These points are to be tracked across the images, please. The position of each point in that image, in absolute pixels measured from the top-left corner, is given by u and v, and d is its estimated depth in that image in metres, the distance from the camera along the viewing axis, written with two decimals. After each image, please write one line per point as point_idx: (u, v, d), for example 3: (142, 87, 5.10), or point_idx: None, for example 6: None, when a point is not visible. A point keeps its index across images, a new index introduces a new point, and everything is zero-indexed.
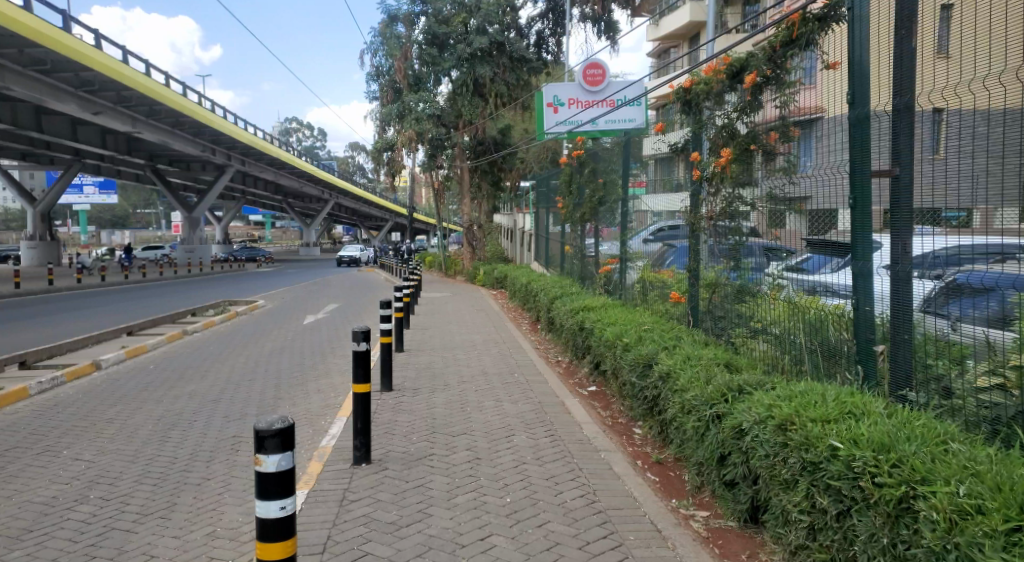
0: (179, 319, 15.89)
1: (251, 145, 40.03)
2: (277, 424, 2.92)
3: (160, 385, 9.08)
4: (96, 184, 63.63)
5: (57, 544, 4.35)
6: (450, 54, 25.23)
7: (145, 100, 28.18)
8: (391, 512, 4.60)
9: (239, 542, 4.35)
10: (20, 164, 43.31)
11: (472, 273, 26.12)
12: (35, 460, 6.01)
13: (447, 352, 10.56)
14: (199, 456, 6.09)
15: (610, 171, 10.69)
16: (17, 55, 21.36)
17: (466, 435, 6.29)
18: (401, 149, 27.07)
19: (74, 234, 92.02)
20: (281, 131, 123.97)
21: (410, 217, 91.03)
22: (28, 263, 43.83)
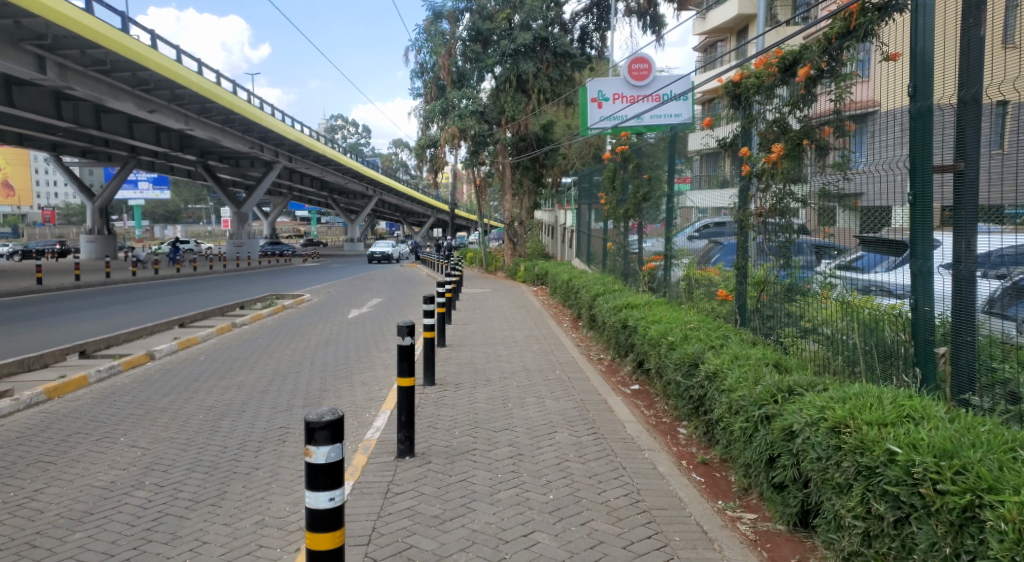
0: (228, 311, 16.28)
1: (298, 142, 40.78)
2: (328, 416, 2.97)
3: (211, 376, 9.32)
4: (150, 180, 65.65)
5: (115, 527, 4.51)
6: (494, 50, 25.32)
7: (197, 99, 28.94)
8: (434, 506, 4.63)
9: (287, 531, 4.44)
10: (80, 160, 44.97)
11: (512, 269, 26.15)
12: (95, 445, 6.24)
13: (489, 348, 10.58)
14: (249, 445, 6.24)
15: (655, 167, 10.54)
16: (78, 55, 22.15)
17: (509, 431, 6.28)
18: (444, 146, 27.22)
19: (129, 229, 95.25)
20: (328, 128, 126.12)
21: (451, 213, 91.44)
22: (87, 256, 45.48)
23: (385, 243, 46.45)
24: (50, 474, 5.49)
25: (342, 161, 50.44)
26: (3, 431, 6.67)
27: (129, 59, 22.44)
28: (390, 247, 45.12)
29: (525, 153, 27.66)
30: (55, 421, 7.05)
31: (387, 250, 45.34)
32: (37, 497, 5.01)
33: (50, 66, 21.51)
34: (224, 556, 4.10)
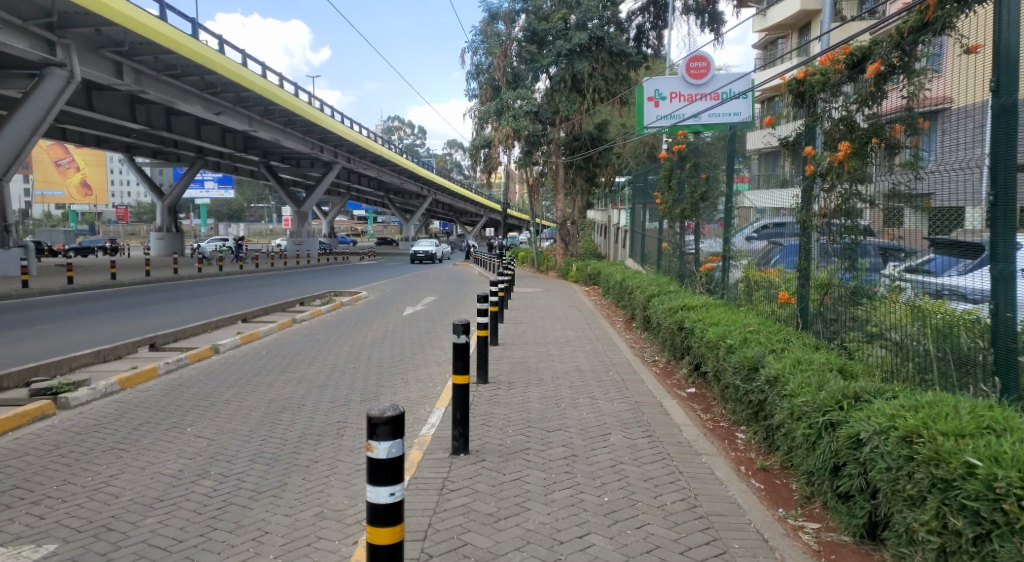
0: (288, 307, 16.71)
1: (356, 143, 41.58)
2: (389, 412, 3.02)
3: (272, 370, 9.59)
4: (215, 180, 67.87)
5: (184, 514, 4.68)
6: (550, 50, 25.31)
7: (261, 101, 29.82)
8: (490, 504, 4.66)
9: (345, 524, 4.53)
10: (150, 160, 46.86)
11: (564, 269, 26.04)
12: (163, 435, 6.49)
13: (541, 347, 10.58)
14: (308, 438, 6.40)
15: (713, 166, 10.35)
16: (152, 61, 23.09)
17: (562, 431, 6.27)
18: (497, 146, 27.30)
19: (194, 227, 98.73)
20: (385, 129, 128.23)
21: (503, 213, 91.64)
22: (157, 252, 47.35)
23: (428, 242, 45.42)
24: (124, 461, 5.74)
25: (397, 162, 51.21)
26: (81, 419, 7.01)
27: (198, 64, 23.25)
28: (432, 246, 44.09)
29: (579, 152, 27.42)
30: (127, 410, 7.37)
31: (432, 249, 44.65)
32: (112, 482, 5.25)
33: (126, 71, 22.49)
34: (286, 546, 4.21)
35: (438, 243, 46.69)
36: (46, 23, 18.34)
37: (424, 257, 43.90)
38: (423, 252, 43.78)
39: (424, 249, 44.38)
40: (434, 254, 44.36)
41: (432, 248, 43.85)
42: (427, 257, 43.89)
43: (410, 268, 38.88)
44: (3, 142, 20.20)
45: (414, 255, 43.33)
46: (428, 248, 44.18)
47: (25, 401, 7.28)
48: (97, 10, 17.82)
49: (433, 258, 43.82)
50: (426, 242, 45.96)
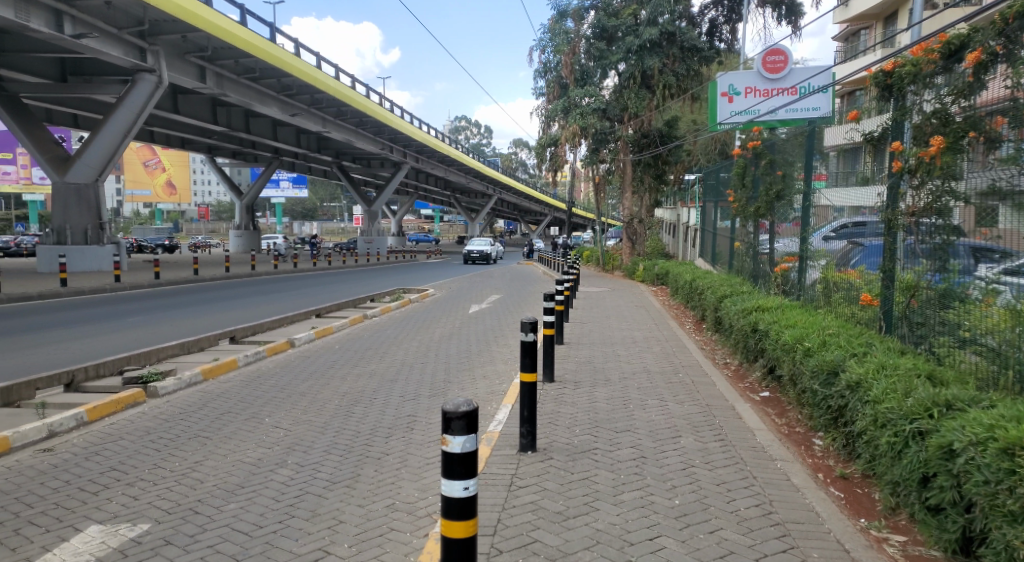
0: (359, 303, 17.12)
1: (425, 143, 42.23)
2: (463, 407, 3.09)
3: (344, 364, 9.85)
4: (290, 180, 70.22)
5: (264, 501, 4.86)
6: (619, 47, 25.11)
7: (334, 102, 30.69)
8: (558, 502, 4.65)
9: (416, 516, 4.61)
10: (230, 160, 48.81)
11: (630, 269, 25.72)
12: (244, 424, 6.76)
13: (608, 347, 10.50)
14: (379, 431, 6.55)
15: (790, 163, 10.01)
16: (233, 64, 24.11)
17: (630, 432, 6.21)
18: (564, 144, 27.18)
19: (269, 224, 102.26)
20: (453, 129, 129.90)
21: (569, 211, 91.34)
22: (236, 249, 49.28)
23: (481, 241, 43.09)
24: (208, 448, 6.01)
25: (465, 161, 51.71)
26: (169, 406, 7.38)
27: (277, 67, 24.09)
28: (487, 245, 41.69)
29: (647, 150, 26.50)
30: (211, 399, 7.72)
31: (487, 249, 42.12)
32: (198, 468, 5.50)
33: (209, 75, 23.48)
34: (360, 536, 4.32)
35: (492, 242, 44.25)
36: (138, 32, 19.40)
37: (478, 257, 41.51)
38: (478, 252, 41.44)
39: (478, 248, 42.00)
40: (489, 254, 41.99)
41: (488, 248, 41.53)
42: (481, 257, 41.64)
43: (475, 266, 39.07)
44: (98, 145, 21.49)
45: (467, 255, 41.16)
46: (482, 248, 41.85)
47: (120, 388, 7.71)
48: (184, 17, 18.73)
49: (488, 259, 41.49)
50: (480, 242, 43.62)
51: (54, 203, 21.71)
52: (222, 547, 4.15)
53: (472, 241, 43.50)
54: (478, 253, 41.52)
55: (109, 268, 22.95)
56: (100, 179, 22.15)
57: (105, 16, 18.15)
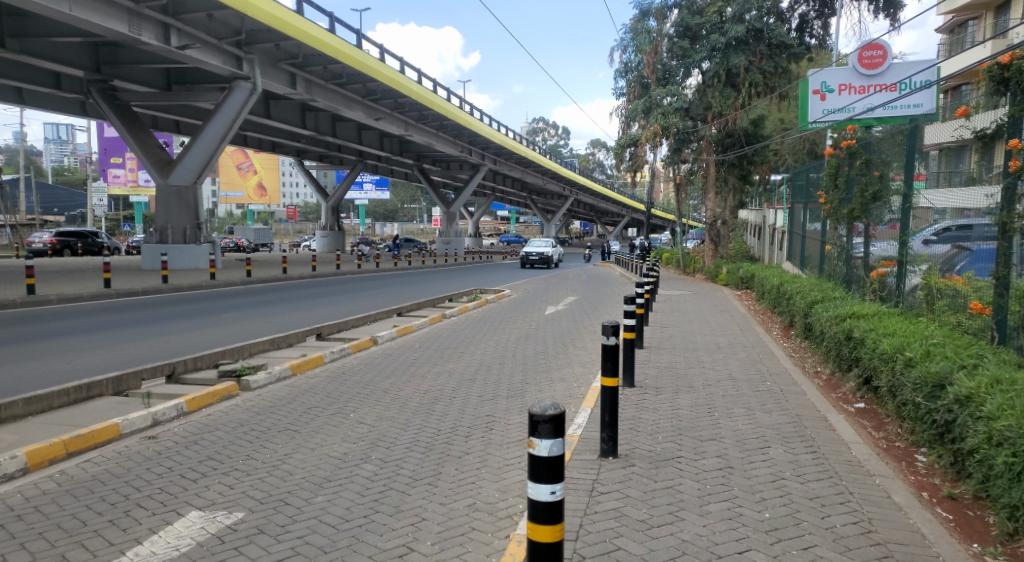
0: (438, 303, 17.36)
1: (503, 145, 42.52)
2: (550, 410, 3.10)
3: (424, 362, 10.00)
4: (373, 183, 72.13)
5: (350, 495, 4.98)
6: (703, 45, 24.58)
7: (417, 106, 31.38)
8: (642, 510, 4.56)
9: (497, 517, 4.60)
10: (317, 164, 50.65)
11: (712, 272, 25.03)
12: (330, 419, 6.95)
13: (690, 353, 10.24)
14: (460, 430, 6.60)
15: (888, 163, 9.49)
16: (321, 71, 25.01)
17: (715, 441, 6.02)
18: (644, 145, 26.58)
19: (352, 225, 105.33)
20: (530, 131, 130.27)
21: (647, 213, 89.90)
22: (321, 249, 51.04)
23: (542, 241, 39.04)
24: (297, 441, 6.21)
25: (543, 162, 51.71)
26: (260, 399, 7.68)
27: (362, 72, 24.79)
28: (547, 246, 37.70)
29: (731, 150, 25.99)
30: (299, 394, 7.99)
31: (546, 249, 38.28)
32: (287, 461, 5.68)
33: (300, 81, 24.41)
34: (442, 534, 4.36)
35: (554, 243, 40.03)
36: (235, 42, 20.42)
37: (535, 260, 37.53)
38: (536, 254, 37.52)
39: (537, 250, 38.02)
40: (550, 256, 38.00)
41: (547, 249, 37.57)
42: (540, 260, 37.67)
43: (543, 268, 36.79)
44: (198, 149, 22.65)
45: (524, 257, 37.28)
46: (541, 249, 37.84)
47: (216, 381, 8.10)
48: (278, 26, 19.57)
49: (548, 262, 37.48)
50: (540, 242, 39.53)
51: (157, 204, 23.05)
52: (311, 539, 4.26)
53: (531, 242, 39.57)
54: (536, 256, 37.48)
55: (205, 266, 24.15)
56: (199, 182, 23.34)
57: (206, 28, 19.16)
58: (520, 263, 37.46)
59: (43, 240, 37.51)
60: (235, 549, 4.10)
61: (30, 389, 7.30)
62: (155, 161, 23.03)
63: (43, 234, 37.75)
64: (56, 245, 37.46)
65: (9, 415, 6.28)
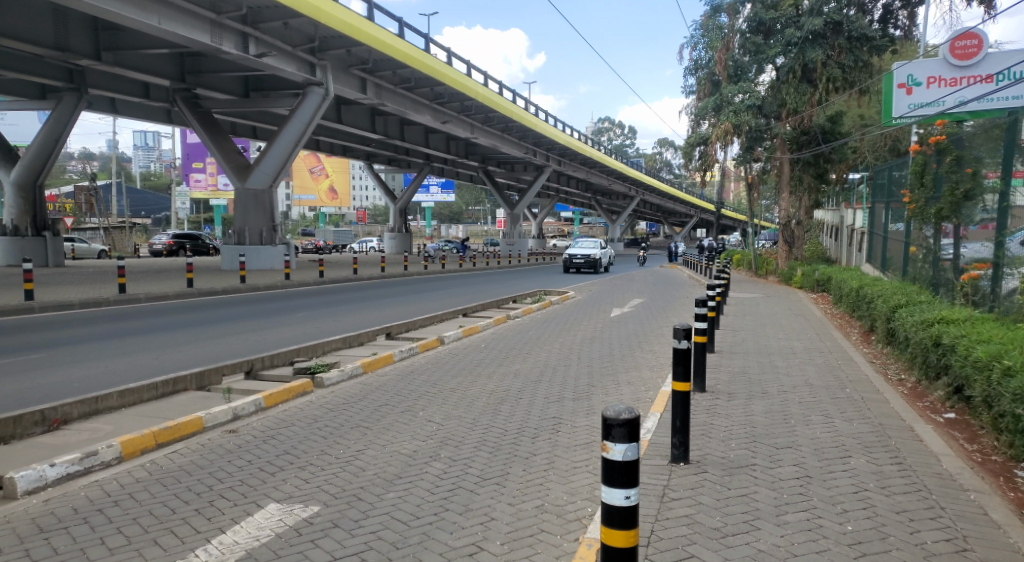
0: (503, 305, 17.40)
1: (569, 145, 42.39)
2: (625, 414, 3.08)
3: (490, 363, 10.04)
4: (439, 185, 73.00)
5: (419, 493, 5.03)
6: (777, 40, 23.93)
7: (483, 108, 31.60)
8: (715, 517, 4.43)
9: (566, 519, 4.57)
10: (386, 167, 51.74)
11: (786, 274, 24.26)
12: (399, 417, 7.06)
13: (763, 358, 9.91)
14: (527, 431, 6.58)
15: (982, 160, 8.99)
16: (391, 75, 25.51)
17: (792, 449, 5.81)
18: (715, 144, 25.95)
19: (418, 227, 106.72)
20: (595, 131, 129.42)
21: (717, 213, 87.80)
22: (390, 250, 52.01)
23: (588, 242, 34.46)
24: (369, 437, 6.34)
25: (608, 162, 51.24)
26: (334, 396, 7.89)
27: (430, 76, 25.14)
28: (594, 248, 33.17)
29: (807, 148, 25.10)
30: (370, 391, 8.16)
31: (593, 251, 33.72)
32: (360, 457, 5.80)
33: (370, 86, 24.97)
34: (510, 535, 4.34)
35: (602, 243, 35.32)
36: (309, 48, 21.08)
37: (580, 263, 33.03)
38: (580, 256, 32.97)
39: (582, 252, 33.56)
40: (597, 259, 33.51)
41: (593, 251, 32.97)
42: (585, 263, 33.12)
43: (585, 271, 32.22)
44: (274, 153, 23.40)
45: (567, 261, 32.86)
46: (587, 251, 33.30)
47: (291, 378, 8.36)
48: (350, 33, 20.08)
49: (596, 265, 32.96)
50: (586, 242, 34.88)
51: (236, 207, 23.93)
52: (382, 535, 4.32)
53: (576, 242, 35.04)
54: (581, 258, 32.99)
55: (280, 266, 24.96)
56: (274, 185, 24.09)
57: (282, 36, 19.84)
58: (562, 267, 33.11)
59: (161, 241, 40.79)
60: (311, 542, 4.20)
61: (121, 383, 7.69)
62: (235, 165, 23.92)
63: (162, 238, 41.17)
64: (173, 245, 40.60)
65: (105, 407, 6.63)
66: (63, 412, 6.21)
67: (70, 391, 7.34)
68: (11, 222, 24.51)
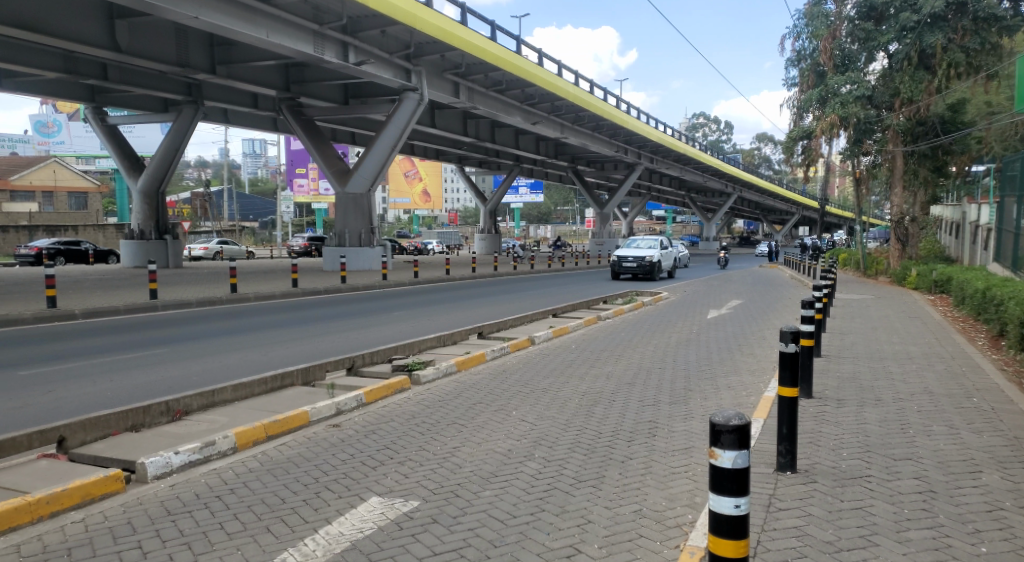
0: (593, 305, 17.25)
1: (662, 143, 41.55)
2: (734, 420, 2.98)
3: (583, 363, 9.96)
4: (528, 185, 73.02)
5: (516, 492, 5.03)
6: (891, 26, 22.68)
7: (573, 107, 31.47)
8: (827, 530, 4.19)
9: (665, 526, 4.44)
10: (477, 170, 52.40)
11: (899, 274, 22.79)
12: (493, 416, 7.10)
13: (876, 363, 9.32)
14: (622, 434, 6.47)
15: None
16: (483, 78, 25.83)
17: (911, 461, 5.43)
18: (819, 138, 24.63)
19: (507, 227, 106.99)
20: (689, 127, 126.26)
21: (821, 211, 83.62)
22: (480, 251, 52.63)
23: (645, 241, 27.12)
24: (464, 435, 6.42)
25: (703, 159, 49.86)
26: (431, 394, 8.03)
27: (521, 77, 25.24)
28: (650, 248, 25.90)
29: (924, 140, 23.53)
30: (464, 389, 8.25)
31: (648, 253, 26.32)
32: (456, 454, 5.87)
33: (462, 90, 25.41)
34: (608, 539, 4.26)
35: (664, 240, 27.86)
36: (405, 55, 21.67)
37: (632, 267, 25.88)
38: (631, 259, 25.74)
39: (635, 253, 26.35)
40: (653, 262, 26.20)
41: (648, 252, 25.71)
42: (638, 267, 25.91)
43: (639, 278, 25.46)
44: (372, 158, 24.12)
45: (615, 265, 25.87)
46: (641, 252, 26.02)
47: (389, 375, 8.57)
48: (443, 38, 20.45)
49: (651, 271, 25.77)
50: (644, 240, 27.49)
51: (337, 211, 24.83)
52: (481, 533, 4.34)
53: (631, 240, 27.77)
54: (633, 262, 25.82)
55: (377, 267, 25.71)
56: (372, 189, 24.82)
57: (379, 43, 20.49)
58: (611, 272, 26.21)
59: (299, 242, 43.80)
60: (412, 537, 4.27)
61: (234, 378, 8.12)
62: (336, 170, 24.82)
63: (298, 239, 44.11)
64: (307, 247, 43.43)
65: (221, 399, 7.02)
66: (185, 404, 6.62)
67: (188, 384, 7.80)
68: (138, 227, 26.52)
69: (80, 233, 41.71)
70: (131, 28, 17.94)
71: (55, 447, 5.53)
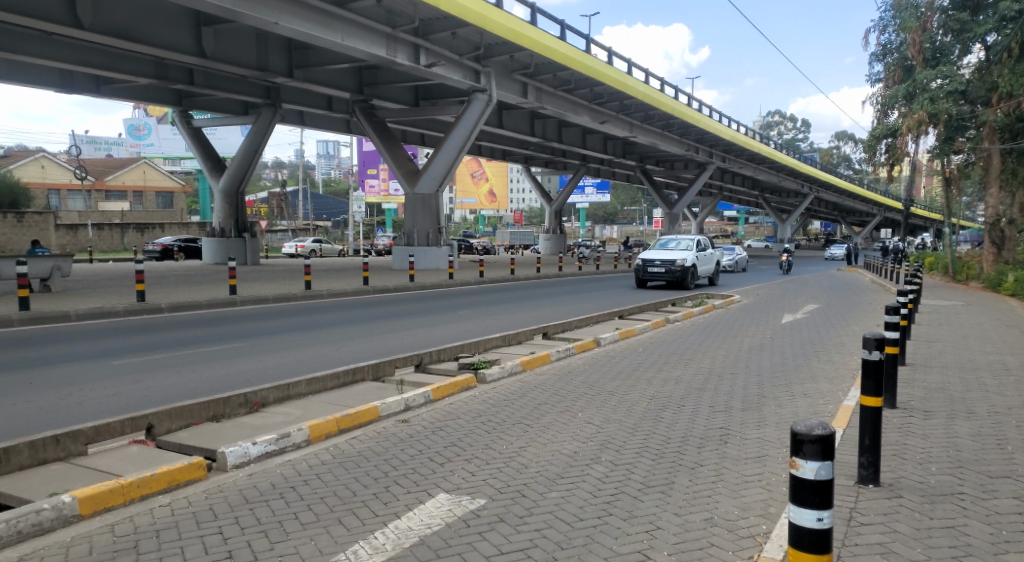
0: (660, 307, 16.93)
1: (735, 141, 40.50)
2: (818, 430, 2.85)
3: (651, 367, 9.78)
4: (595, 185, 72.53)
5: (582, 494, 4.96)
6: (989, 16, 21.42)
7: (642, 106, 31.03)
8: (914, 549, 3.96)
9: (738, 535, 4.29)
10: (544, 170, 52.34)
11: (994, 280, 21.40)
12: (559, 417, 7.04)
13: (968, 374, 8.76)
14: (692, 440, 6.31)
15: None
16: (551, 78, 25.78)
17: (1009, 480, 5.07)
18: (906, 136, 23.41)
19: (573, 228, 106.48)
20: (763, 126, 122.63)
21: (905, 212, 79.75)
22: (545, 251, 52.52)
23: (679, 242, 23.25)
24: (530, 435, 6.38)
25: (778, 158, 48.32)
26: (496, 393, 8.04)
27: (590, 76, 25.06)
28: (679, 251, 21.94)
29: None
30: (529, 389, 8.23)
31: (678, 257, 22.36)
32: (522, 454, 5.84)
33: (530, 90, 25.44)
34: (678, 546, 4.14)
35: (704, 241, 23.88)
36: (474, 56, 21.86)
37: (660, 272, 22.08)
38: (658, 264, 21.98)
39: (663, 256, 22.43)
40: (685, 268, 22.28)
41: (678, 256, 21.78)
42: (666, 273, 22.06)
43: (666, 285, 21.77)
44: (440, 159, 24.39)
45: (639, 270, 22.16)
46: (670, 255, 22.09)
47: (455, 373, 8.63)
48: (513, 38, 20.49)
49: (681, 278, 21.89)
50: (679, 240, 23.60)
51: (406, 211, 25.25)
52: (548, 534, 4.30)
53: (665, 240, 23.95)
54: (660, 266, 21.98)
55: (444, 266, 25.98)
56: (440, 190, 25.11)
57: (450, 45, 20.75)
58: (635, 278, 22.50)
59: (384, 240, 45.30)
60: (479, 534, 4.27)
61: (308, 372, 8.35)
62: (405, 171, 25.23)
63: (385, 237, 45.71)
64: None
65: (296, 392, 7.21)
66: (263, 396, 6.84)
67: (265, 377, 8.06)
68: (219, 225, 27.71)
69: (167, 231, 43.84)
70: (217, 35, 18.71)
71: (144, 433, 5.79)
